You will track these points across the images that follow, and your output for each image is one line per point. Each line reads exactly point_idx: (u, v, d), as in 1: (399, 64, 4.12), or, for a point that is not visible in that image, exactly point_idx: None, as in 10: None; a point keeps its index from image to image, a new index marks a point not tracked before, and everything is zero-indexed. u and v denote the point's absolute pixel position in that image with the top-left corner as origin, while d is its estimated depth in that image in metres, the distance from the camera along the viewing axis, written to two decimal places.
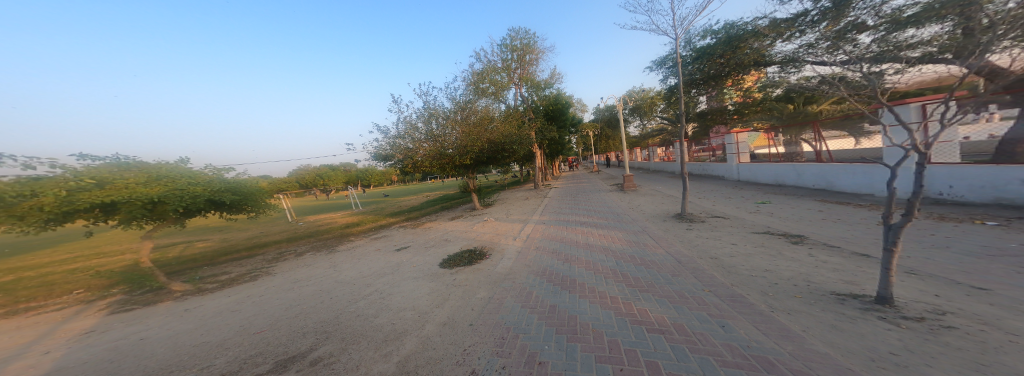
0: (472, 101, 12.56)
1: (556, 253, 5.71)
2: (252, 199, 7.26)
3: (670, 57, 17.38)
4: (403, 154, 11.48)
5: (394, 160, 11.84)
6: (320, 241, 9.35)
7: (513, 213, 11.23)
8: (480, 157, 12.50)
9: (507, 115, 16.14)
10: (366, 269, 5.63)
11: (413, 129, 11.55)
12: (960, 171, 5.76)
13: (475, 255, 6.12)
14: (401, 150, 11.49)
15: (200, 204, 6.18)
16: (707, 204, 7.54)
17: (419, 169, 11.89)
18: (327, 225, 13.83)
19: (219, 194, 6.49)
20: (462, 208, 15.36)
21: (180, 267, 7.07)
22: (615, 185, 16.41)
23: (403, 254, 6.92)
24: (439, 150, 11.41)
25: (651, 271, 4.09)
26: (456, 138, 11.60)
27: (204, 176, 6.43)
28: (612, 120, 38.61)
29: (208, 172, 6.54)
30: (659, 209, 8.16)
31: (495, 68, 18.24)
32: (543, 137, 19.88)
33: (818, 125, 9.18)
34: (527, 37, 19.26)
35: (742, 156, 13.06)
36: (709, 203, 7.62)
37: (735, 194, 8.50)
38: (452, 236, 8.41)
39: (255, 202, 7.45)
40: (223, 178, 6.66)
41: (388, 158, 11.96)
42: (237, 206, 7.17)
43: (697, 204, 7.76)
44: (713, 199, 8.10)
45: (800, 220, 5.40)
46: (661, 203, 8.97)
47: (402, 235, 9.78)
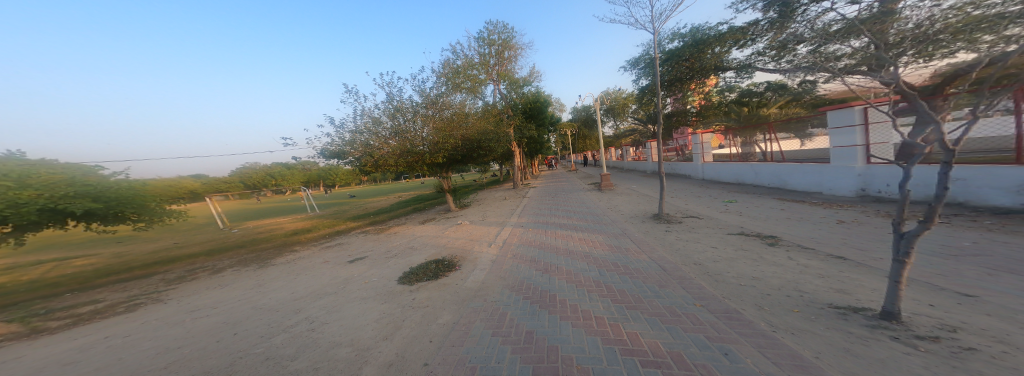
0: (445, 94, 11.61)
1: (535, 261, 5.21)
2: (114, 202, 6.54)
3: (643, 57, 17.89)
4: (364, 152, 10.25)
5: (352, 158, 10.47)
6: (256, 253, 7.90)
7: (489, 215, 10.58)
8: (453, 156, 11.61)
9: (483, 111, 15.36)
10: (305, 288, 4.64)
11: (376, 124, 10.33)
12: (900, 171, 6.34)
13: (444, 266, 5.40)
14: (361, 147, 10.21)
15: (32, 212, 5.16)
16: (681, 203, 7.53)
17: (383, 168, 10.72)
18: (271, 233, 12.01)
19: (55, 199, 5.47)
20: (433, 210, 14.32)
21: (36, 295, 5.37)
22: (591, 185, 16.45)
23: (359, 266, 5.95)
24: (406, 147, 10.33)
25: (637, 283, 3.77)
26: (426, 134, 10.58)
27: (29, 180, 5.34)
28: (588, 120, 39.42)
29: (35, 175, 5.44)
30: (635, 209, 8.03)
31: (470, 62, 17.30)
32: (520, 135, 19.44)
33: (773, 126, 9.73)
34: (506, 31, 18.51)
35: (706, 155, 13.64)
36: (682, 203, 7.63)
37: (704, 193, 8.65)
38: (420, 243, 7.53)
39: (122, 206, 6.74)
40: (75, 179, 5.99)
41: (344, 155, 10.55)
42: (97, 213, 6.38)
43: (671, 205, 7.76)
44: (687, 198, 8.12)
45: (767, 218, 5.38)
46: (637, 203, 8.87)
47: (360, 242, 8.61)
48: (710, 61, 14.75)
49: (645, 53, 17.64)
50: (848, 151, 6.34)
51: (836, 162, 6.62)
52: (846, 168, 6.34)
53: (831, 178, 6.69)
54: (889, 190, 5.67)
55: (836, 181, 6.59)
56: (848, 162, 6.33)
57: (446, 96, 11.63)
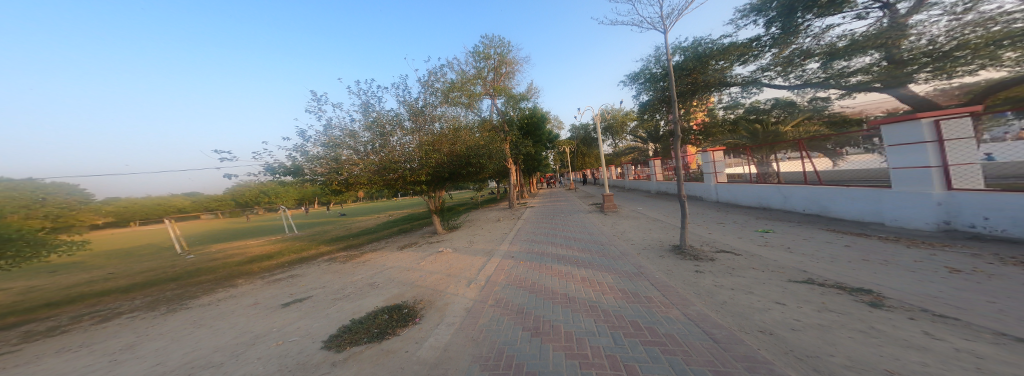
0: (430, 105, 10.62)
1: (523, 314, 3.82)
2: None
3: (643, 72, 17.37)
4: (333, 168, 8.96)
5: (317, 176, 9.03)
6: (188, 290, 6.56)
7: (478, 240, 9.24)
8: (439, 172, 10.42)
9: (478, 124, 14.47)
10: (174, 359, 3.16)
11: (348, 137, 9.12)
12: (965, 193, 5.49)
13: (400, 317, 3.95)
14: (330, 163, 8.96)
15: None
16: (704, 234, 6.19)
17: (358, 186, 9.47)
18: (230, 259, 10.57)
19: None
20: (419, 232, 12.91)
21: None
22: (593, 205, 15.22)
23: (289, 312, 4.51)
24: (383, 163, 9.11)
25: (675, 364, 2.39)
26: (409, 148, 9.49)
27: None
28: (587, 138, 39.14)
29: None
30: (649, 239, 6.65)
31: (463, 76, 16.62)
32: (518, 152, 18.59)
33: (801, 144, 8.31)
34: (502, 46, 18.23)
35: (719, 175, 12.43)
36: (706, 232, 6.30)
37: (728, 219, 7.37)
38: (385, 277, 6.11)
39: None
40: None
41: (308, 173, 9.11)
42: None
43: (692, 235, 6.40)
44: (711, 227, 6.77)
45: (836, 257, 4.00)
46: (649, 230, 7.55)
47: (318, 273, 7.17)
48: (715, 75, 14.38)
49: (645, 68, 17.16)
50: (917, 173, 5.12)
51: (901, 186, 5.41)
52: (917, 194, 5.11)
53: (898, 207, 5.43)
54: (989, 225, 4.36)
55: (906, 211, 5.32)
56: (920, 187, 5.09)
57: (431, 107, 10.63)
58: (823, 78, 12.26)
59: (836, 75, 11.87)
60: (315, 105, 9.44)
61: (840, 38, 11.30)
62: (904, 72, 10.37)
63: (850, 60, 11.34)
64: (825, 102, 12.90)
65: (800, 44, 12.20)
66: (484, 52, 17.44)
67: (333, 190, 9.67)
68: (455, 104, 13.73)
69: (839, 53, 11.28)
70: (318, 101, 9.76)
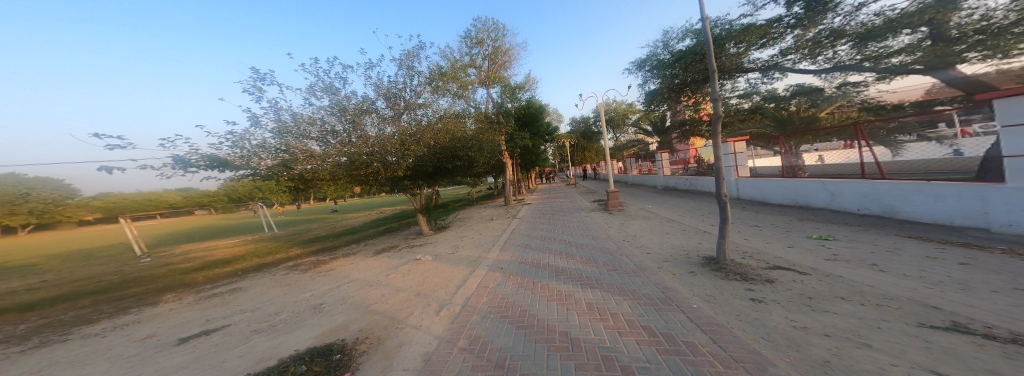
0: (411, 90, 9.21)
1: (503, 369, 2.53)
2: None
3: (650, 58, 15.82)
4: (287, 161, 7.31)
5: (263, 170, 7.25)
6: (100, 308, 5.34)
7: (464, 244, 8.04)
8: (418, 165, 9.08)
9: (470, 115, 13.10)
10: None
11: (304, 123, 7.42)
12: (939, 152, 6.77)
13: (323, 370, 2.68)
14: (283, 155, 7.27)
15: None
16: (742, 244, 4.91)
17: (324, 181, 8.11)
18: (186, 263, 9.34)
19: None
20: (405, 232, 11.69)
21: None
22: (595, 203, 14.00)
23: (178, 354, 3.23)
24: (350, 155, 7.70)
25: None
26: (384, 139, 8.04)
27: None
28: (587, 132, 37.71)
29: None
30: (669, 248, 5.43)
31: (454, 63, 15.11)
32: (514, 145, 17.29)
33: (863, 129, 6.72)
34: (496, 29, 16.63)
35: (740, 169, 10.68)
36: (743, 242, 5.01)
37: (764, 222, 6.07)
38: (337, 295, 4.85)
39: None
40: None
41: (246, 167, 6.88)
42: None
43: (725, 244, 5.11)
44: (747, 232, 5.51)
45: (964, 290, 2.71)
46: (665, 235, 6.31)
47: (266, 285, 5.89)
48: (730, 60, 13.00)
49: (653, 53, 15.65)
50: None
51: (1011, 182, 3.93)
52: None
53: (999, 205, 4.10)
54: None
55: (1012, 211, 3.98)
56: None
57: (412, 92, 9.24)
58: (859, 60, 10.87)
59: (872, 57, 10.52)
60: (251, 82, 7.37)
61: (878, 15, 9.94)
62: (953, 51, 8.91)
63: (886, 41, 10.02)
64: (854, 88, 11.59)
65: (828, 24, 10.81)
66: (476, 37, 15.88)
67: (292, 187, 8.28)
68: (445, 93, 12.30)
69: (874, 33, 9.91)
70: (262, 81, 8.00)
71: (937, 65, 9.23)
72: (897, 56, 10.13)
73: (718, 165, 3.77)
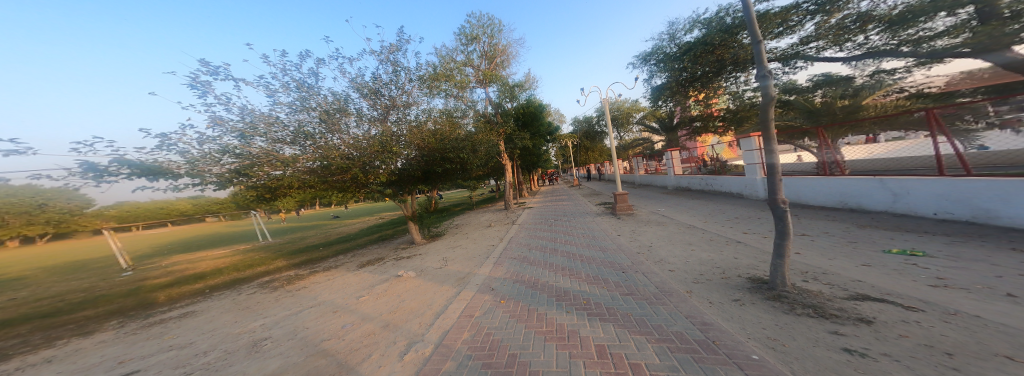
0: (395, 87, 8.44)
1: None
2: None
3: (657, 51, 14.65)
4: (244, 166, 6.08)
5: (209, 179, 5.87)
6: (26, 338, 4.57)
7: (456, 257, 7.16)
8: (404, 169, 8.41)
9: (465, 112, 12.32)
10: None
11: (270, 121, 6.30)
12: (1002, 144, 6.01)
13: None
14: (239, 159, 6.02)
15: None
16: (795, 261, 3.86)
17: (293, 190, 7.07)
18: (160, 279, 8.68)
19: None
20: (396, 241, 10.90)
21: None
22: (602, 206, 12.98)
23: None
24: (325, 158, 6.73)
25: None
26: (362, 141, 7.26)
27: None
28: (591, 132, 36.67)
29: None
30: (698, 264, 4.44)
31: (448, 61, 14.41)
32: (514, 146, 16.47)
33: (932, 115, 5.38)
34: (492, 24, 15.79)
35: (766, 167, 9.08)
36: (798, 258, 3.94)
37: (815, 231, 4.94)
38: (289, 326, 3.95)
39: None
40: None
41: (185, 175, 5.56)
42: None
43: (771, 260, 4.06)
44: (796, 244, 4.44)
45: None
46: (690, 246, 5.28)
47: (222, 308, 5.07)
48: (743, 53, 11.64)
49: (658, 46, 14.50)
50: None
51: None
52: None
53: None
54: None
55: None
56: None
57: (399, 89, 8.53)
58: (897, 44, 9.53)
59: (910, 40, 9.25)
60: (194, 80, 6.13)
61: None
62: (1007, 31, 7.37)
63: (921, 24, 8.75)
64: (890, 76, 10.08)
65: (853, 7, 9.59)
66: (472, 33, 15.10)
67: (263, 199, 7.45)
68: (438, 92, 11.61)
69: (907, 17, 8.69)
70: (216, 75, 6.78)
71: (991, 47, 7.65)
72: (938, 39, 8.82)
73: (777, 172, 2.70)
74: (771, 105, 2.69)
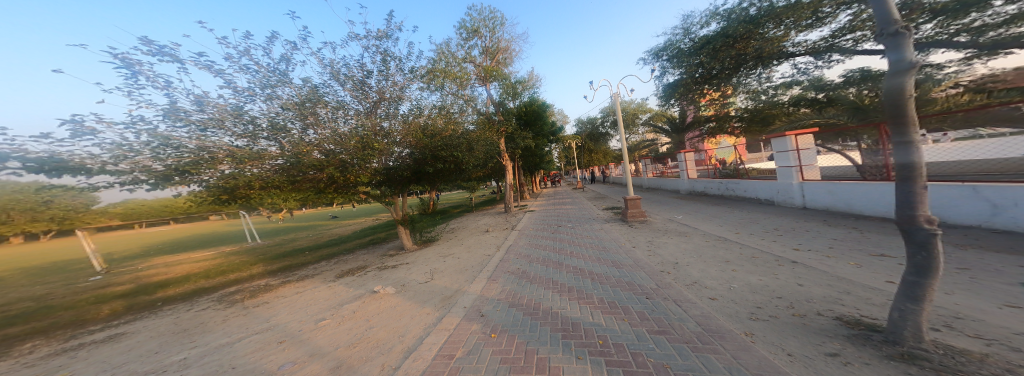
0: (383, 76, 7.59)
1: None
2: None
3: (670, 45, 13.59)
4: (185, 163, 5.12)
5: (131, 176, 4.81)
6: None
7: (448, 269, 6.23)
8: (393, 168, 7.66)
9: (463, 108, 11.52)
10: None
11: (245, 117, 5.43)
12: None
13: None
14: (180, 158, 5.07)
15: None
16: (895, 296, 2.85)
17: (254, 191, 6.23)
18: (123, 286, 7.86)
19: None
20: (386, 247, 10.04)
21: None
22: (611, 211, 12.01)
23: None
24: (296, 155, 5.93)
25: None
26: (343, 135, 6.44)
27: None
28: (595, 134, 35.71)
29: None
30: (751, 292, 3.45)
31: (446, 55, 13.60)
32: (516, 145, 15.64)
33: None
34: (493, 17, 14.97)
35: (807, 169, 7.72)
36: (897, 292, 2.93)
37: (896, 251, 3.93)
38: (213, 366, 3.01)
39: None
40: None
41: (97, 173, 4.62)
42: None
43: (855, 291, 3.07)
44: (881, 270, 3.43)
45: None
46: (731, 266, 4.29)
47: (157, 330, 4.20)
48: (768, 47, 10.65)
49: (672, 40, 13.45)
50: None
51: None
52: None
53: None
54: None
55: None
56: None
57: (389, 80, 7.67)
58: (953, 34, 8.49)
59: (969, 30, 8.28)
60: (129, 59, 5.16)
61: None
62: None
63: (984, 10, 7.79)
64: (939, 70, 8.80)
65: None
66: (471, 26, 14.31)
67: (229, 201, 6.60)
68: (434, 86, 10.80)
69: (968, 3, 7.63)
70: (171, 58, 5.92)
71: None
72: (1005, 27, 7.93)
73: (922, 176, 1.73)
74: (911, 79, 1.76)
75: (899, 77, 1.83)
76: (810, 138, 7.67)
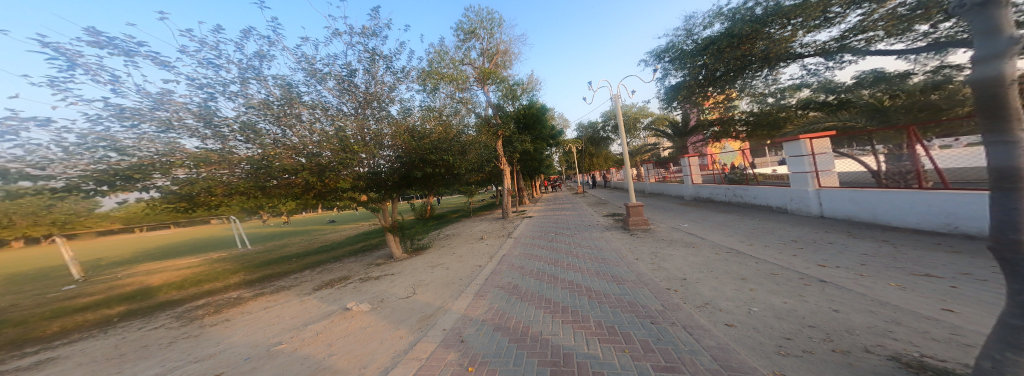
0: (368, 75, 7.20)
1: None
2: None
3: (673, 47, 13.16)
4: (125, 168, 4.62)
5: (61, 182, 4.34)
6: None
7: (434, 282, 5.72)
8: (378, 171, 7.24)
9: (457, 109, 11.12)
10: None
11: (203, 114, 4.99)
12: None
13: None
14: (119, 161, 4.54)
15: None
16: (962, 331, 2.26)
17: (216, 199, 5.91)
18: (94, 297, 7.45)
19: None
20: (375, 255, 9.57)
21: None
22: (612, 218, 11.47)
23: None
24: (264, 159, 5.59)
25: None
26: (322, 137, 6.04)
27: None
28: (597, 138, 35.28)
29: None
30: (776, 319, 2.90)
31: (442, 56, 13.31)
32: (515, 149, 15.22)
33: None
34: (491, 18, 14.67)
35: (824, 176, 7.17)
36: (962, 325, 2.35)
37: (942, 270, 3.37)
38: None
39: None
40: None
41: (16, 177, 4.27)
42: None
43: (905, 321, 2.49)
44: (932, 294, 2.86)
45: None
46: (748, 285, 3.73)
47: (93, 353, 3.72)
48: (775, 48, 10.19)
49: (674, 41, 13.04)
50: None
51: None
52: None
53: None
54: None
55: None
56: None
57: (376, 80, 7.29)
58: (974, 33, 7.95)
59: None
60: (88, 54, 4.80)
61: None
62: None
63: None
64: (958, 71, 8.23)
65: None
66: (468, 27, 14.01)
67: (201, 207, 6.19)
68: (428, 87, 10.48)
69: None
70: None
71: None
72: None
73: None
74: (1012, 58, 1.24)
75: (994, 62, 1.31)
76: (826, 142, 7.13)
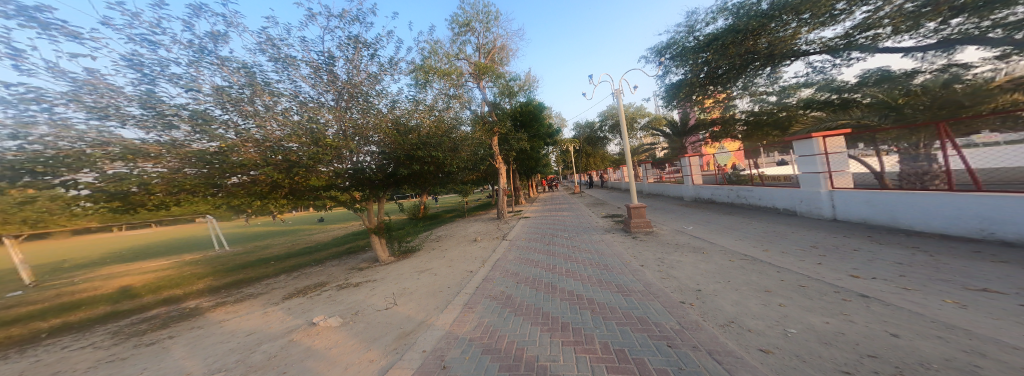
0: (350, 61, 6.58)
1: None
2: None
3: (674, 43, 12.80)
4: (25, 159, 3.81)
5: None
6: None
7: (419, 291, 5.11)
8: (362, 168, 6.62)
9: (450, 104, 10.52)
10: None
11: (143, 99, 4.40)
12: None
13: None
14: (19, 152, 3.75)
15: None
16: None
17: (154, 197, 5.24)
18: (38, 305, 6.68)
19: None
20: (360, 257, 8.94)
21: None
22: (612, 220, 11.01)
23: None
24: (218, 153, 4.99)
25: None
26: (295, 127, 5.42)
27: None
28: (594, 138, 34.96)
29: None
30: (821, 345, 2.38)
31: (435, 50, 12.74)
32: (511, 147, 14.67)
33: None
34: (487, 11, 14.11)
35: (838, 176, 6.78)
36: None
37: (999, 283, 2.91)
38: None
39: None
40: None
41: None
42: None
43: (990, 352, 1.98)
44: (1005, 315, 2.38)
45: None
46: (775, 300, 3.23)
47: None
48: (779, 46, 9.90)
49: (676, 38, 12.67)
50: None
51: None
52: None
53: None
54: None
55: None
56: None
57: (358, 68, 6.66)
58: (985, 29, 7.64)
59: (1001, 25, 7.37)
60: None
61: None
62: None
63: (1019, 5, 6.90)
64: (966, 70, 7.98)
65: None
66: (463, 20, 13.44)
67: (159, 206, 5.53)
68: (419, 80, 9.90)
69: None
70: None
71: None
72: None
73: None
74: None
75: None
76: (840, 141, 6.75)
